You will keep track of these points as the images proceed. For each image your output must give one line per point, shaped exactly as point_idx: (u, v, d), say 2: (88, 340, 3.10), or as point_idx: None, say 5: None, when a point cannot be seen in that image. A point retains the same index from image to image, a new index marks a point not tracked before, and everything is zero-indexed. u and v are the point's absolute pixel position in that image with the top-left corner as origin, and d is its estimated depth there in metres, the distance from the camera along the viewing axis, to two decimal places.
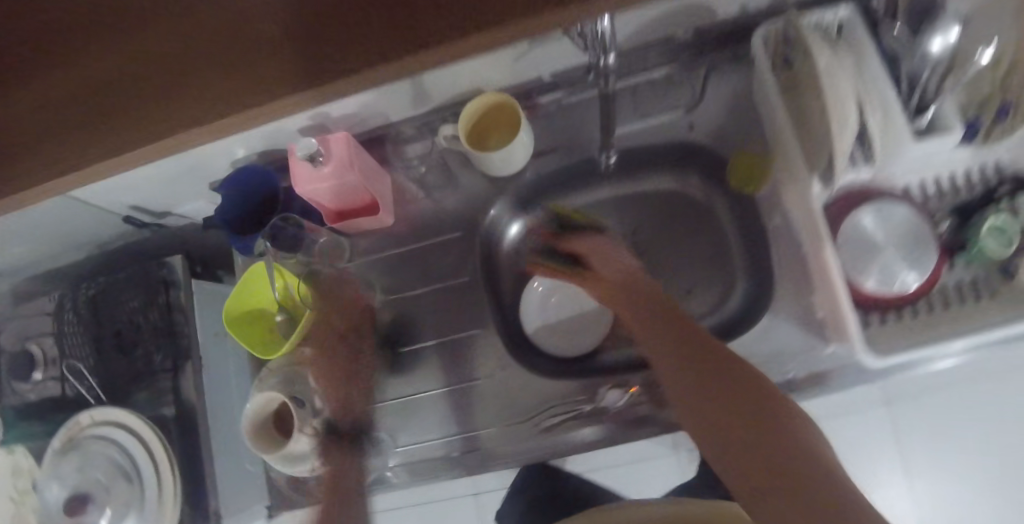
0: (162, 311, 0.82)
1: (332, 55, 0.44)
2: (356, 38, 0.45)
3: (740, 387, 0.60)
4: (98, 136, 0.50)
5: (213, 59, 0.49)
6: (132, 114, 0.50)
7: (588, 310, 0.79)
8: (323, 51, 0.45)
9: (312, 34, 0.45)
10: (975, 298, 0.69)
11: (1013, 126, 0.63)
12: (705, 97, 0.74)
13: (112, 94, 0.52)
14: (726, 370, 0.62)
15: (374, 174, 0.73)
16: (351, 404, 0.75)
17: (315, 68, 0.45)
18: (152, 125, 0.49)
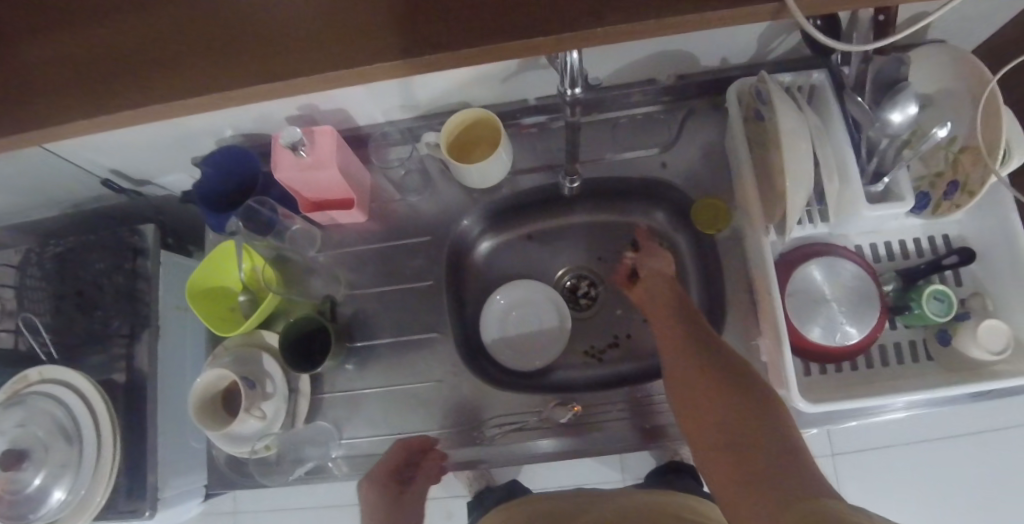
0: (127, 276, 0.83)
1: (312, 48, 0.44)
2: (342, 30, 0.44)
3: (732, 382, 0.59)
4: (50, 104, 0.47)
5: (183, 34, 0.47)
6: (86, 81, 0.47)
7: (548, 327, 0.83)
8: (302, 42, 0.44)
9: (290, 23, 0.45)
10: (914, 359, 0.72)
11: (959, 202, 0.66)
12: (680, 137, 0.77)
13: (63, 57, 0.48)
14: (720, 365, 0.61)
15: (354, 172, 0.75)
16: (300, 391, 0.76)
17: (292, 60, 0.44)
18: (113, 96, 0.46)
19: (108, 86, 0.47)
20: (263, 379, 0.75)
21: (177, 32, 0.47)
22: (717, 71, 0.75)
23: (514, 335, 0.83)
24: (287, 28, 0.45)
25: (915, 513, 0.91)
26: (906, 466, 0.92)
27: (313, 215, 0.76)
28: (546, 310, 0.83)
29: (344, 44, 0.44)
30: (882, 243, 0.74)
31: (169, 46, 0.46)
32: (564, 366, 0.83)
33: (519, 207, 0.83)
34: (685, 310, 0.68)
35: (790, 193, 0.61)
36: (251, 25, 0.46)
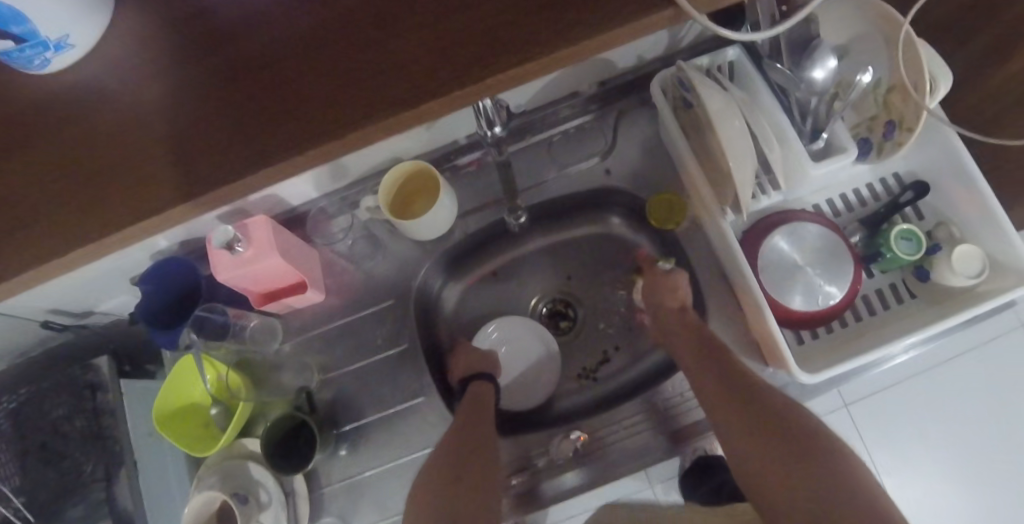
0: (90, 417, 0.78)
1: (196, 161, 0.40)
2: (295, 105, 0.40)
3: (790, 435, 0.57)
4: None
5: (45, 177, 0.42)
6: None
7: (537, 358, 0.81)
8: (183, 155, 0.41)
9: (162, 136, 0.41)
10: (898, 302, 0.72)
11: (901, 140, 0.65)
12: (618, 140, 0.76)
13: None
14: (768, 413, 0.60)
15: (299, 252, 0.71)
16: (296, 493, 0.71)
17: (180, 181, 0.40)
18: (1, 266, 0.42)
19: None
20: (256, 490, 0.71)
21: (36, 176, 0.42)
22: (635, 67, 0.74)
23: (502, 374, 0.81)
24: (163, 143, 0.41)
25: None
26: None
27: (267, 307, 0.73)
28: (534, 343, 0.82)
29: (229, 153, 0.40)
30: (837, 196, 0.74)
31: (37, 195, 0.42)
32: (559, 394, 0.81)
33: (476, 246, 0.81)
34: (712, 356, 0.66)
35: (736, 172, 0.61)
36: (116, 151, 0.41)
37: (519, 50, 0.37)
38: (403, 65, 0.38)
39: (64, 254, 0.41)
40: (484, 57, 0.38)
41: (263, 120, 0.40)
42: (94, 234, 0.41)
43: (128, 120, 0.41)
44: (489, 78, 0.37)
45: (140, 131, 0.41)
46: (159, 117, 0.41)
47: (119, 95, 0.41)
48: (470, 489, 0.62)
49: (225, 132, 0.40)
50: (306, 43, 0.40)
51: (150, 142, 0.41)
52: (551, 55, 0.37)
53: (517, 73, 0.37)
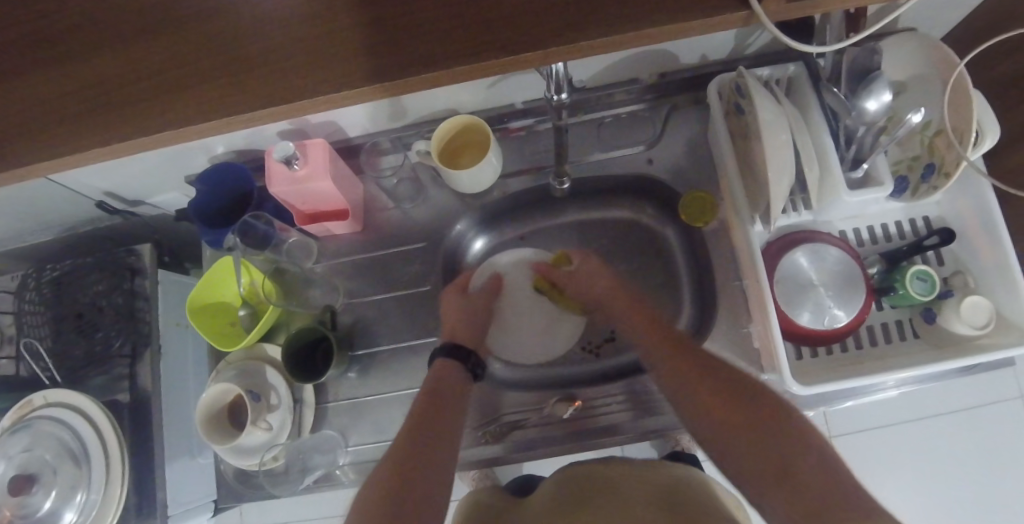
0: (127, 297, 0.83)
1: (327, 62, 0.43)
2: (412, 39, 0.42)
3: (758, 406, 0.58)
4: (63, 136, 0.45)
5: (179, 58, 0.45)
6: (84, 112, 0.45)
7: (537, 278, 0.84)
8: (322, 59, 0.43)
9: (299, 36, 0.44)
10: (901, 339, 0.74)
11: (936, 185, 0.68)
12: (665, 133, 0.79)
13: (60, 91, 0.46)
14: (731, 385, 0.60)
15: (347, 182, 0.76)
16: (305, 401, 0.77)
17: (312, 80, 0.42)
18: (122, 129, 0.45)
19: (113, 116, 0.45)
20: (268, 392, 0.76)
21: (170, 58, 0.45)
22: (695, 67, 0.77)
23: (506, 317, 0.85)
24: (275, 55, 0.43)
25: (938, 495, 0.89)
26: (918, 453, 0.90)
27: (308, 226, 0.78)
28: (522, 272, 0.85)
29: (359, 65, 0.42)
30: (865, 227, 0.76)
31: (168, 73, 0.44)
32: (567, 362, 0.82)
33: (509, 210, 0.85)
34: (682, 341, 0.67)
35: (773, 183, 0.64)
36: (252, 43, 0.44)
37: (653, 12, 0.40)
38: (542, 8, 0.41)
39: (183, 127, 0.44)
40: (617, 13, 0.40)
41: (397, 36, 0.42)
42: (217, 112, 0.43)
43: (269, 17, 0.44)
44: (600, 40, 0.40)
45: (279, 35, 0.44)
46: (301, 25, 0.44)
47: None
48: (420, 471, 0.59)
49: (358, 41, 0.43)
50: None
51: (285, 40, 0.44)
52: (683, 21, 0.40)
53: (647, 33, 0.40)
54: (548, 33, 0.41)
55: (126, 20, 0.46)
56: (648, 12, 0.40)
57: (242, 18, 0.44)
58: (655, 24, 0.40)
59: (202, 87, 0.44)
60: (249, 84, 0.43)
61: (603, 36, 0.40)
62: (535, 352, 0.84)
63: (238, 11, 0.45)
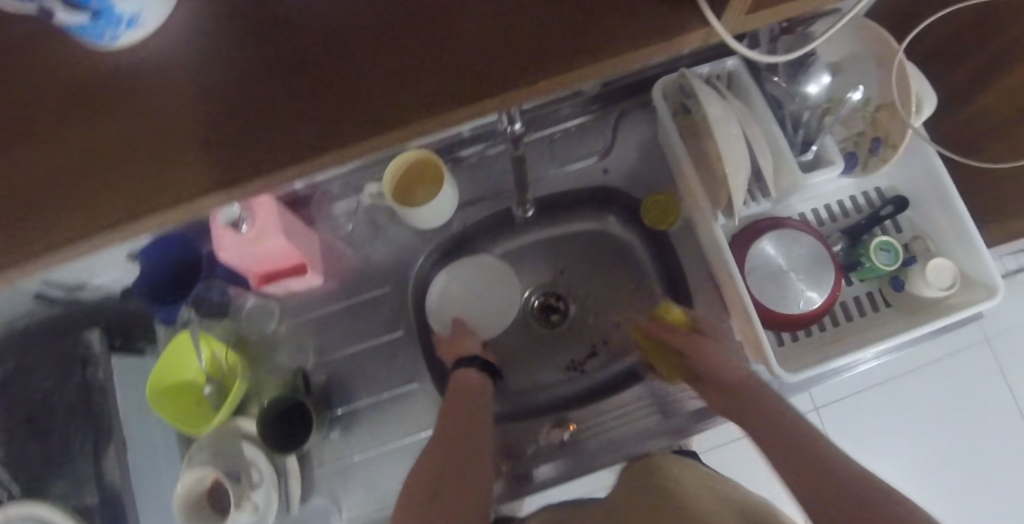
0: (81, 391, 0.78)
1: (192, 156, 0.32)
2: (362, 86, 0.32)
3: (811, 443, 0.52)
4: None
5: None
6: None
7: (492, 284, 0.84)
8: (236, 127, 0.32)
9: (191, 99, 0.32)
10: (873, 309, 0.75)
11: (885, 157, 0.69)
12: (616, 140, 0.79)
13: None
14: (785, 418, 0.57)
15: (303, 236, 0.73)
16: (289, 472, 0.71)
17: (226, 160, 0.31)
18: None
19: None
20: (248, 469, 0.69)
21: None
22: (638, 72, 0.77)
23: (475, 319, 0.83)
24: (172, 132, 0.32)
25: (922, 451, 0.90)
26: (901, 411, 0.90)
27: (265, 287, 0.73)
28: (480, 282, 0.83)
29: (289, 126, 0.32)
30: (823, 205, 0.77)
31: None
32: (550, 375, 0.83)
33: (470, 240, 0.83)
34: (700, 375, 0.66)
35: (732, 176, 0.64)
36: (130, 121, 0.32)
37: (565, 53, 0.32)
38: (528, 26, 0.32)
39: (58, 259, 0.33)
40: (529, 58, 0.32)
41: (278, 114, 0.32)
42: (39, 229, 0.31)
43: (149, 84, 0.32)
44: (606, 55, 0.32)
45: (169, 102, 0.32)
46: (198, 88, 0.32)
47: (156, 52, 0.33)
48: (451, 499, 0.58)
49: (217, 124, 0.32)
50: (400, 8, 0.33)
51: (171, 105, 0.32)
52: (607, 58, 0.32)
53: (563, 79, 0.32)
54: (448, 96, 0.32)
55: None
56: (562, 54, 0.32)
57: (105, 87, 0.32)
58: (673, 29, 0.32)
59: (14, 186, 0.32)
60: (129, 175, 0.31)
61: (611, 50, 0.32)
62: (535, 352, 0.84)
63: (100, 79, 0.32)
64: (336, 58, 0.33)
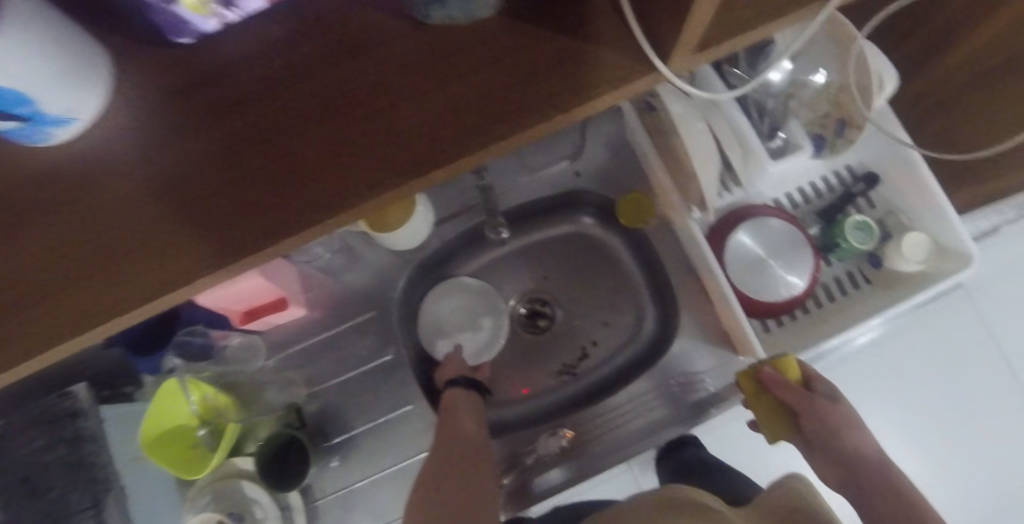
0: (69, 447, 0.76)
1: (193, 242, 0.36)
2: (324, 169, 0.37)
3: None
4: None
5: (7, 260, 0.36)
6: None
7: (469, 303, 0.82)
8: (221, 219, 0.36)
9: (176, 196, 0.36)
10: (855, 288, 0.75)
11: (851, 137, 0.70)
12: (586, 142, 0.79)
13: None
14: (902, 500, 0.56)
15: (280, 272, 0.72)
16: (292, 506, 0.72)
17: (215, 245, 0.36)
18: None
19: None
20: (250, 509, 0.71)
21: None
22: None
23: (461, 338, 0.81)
24: (161, 226, 0.36)
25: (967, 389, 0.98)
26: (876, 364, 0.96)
27: (248, 325, 0.72)
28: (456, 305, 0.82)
29: (271, 214, 0.36)
30: (795, 190, 0.78)
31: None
32: (545, 383, 0.83)
33: (449, 255, 0.83)
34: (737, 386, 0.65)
35: (700, 174, 0.64)
36: (123, 218, 0.36)
37: (505, 116, 0.37)
38: (465, 102, 0.37)
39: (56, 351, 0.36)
40: (473, 126, 0.37)
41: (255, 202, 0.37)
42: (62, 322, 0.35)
43: (135, 184, 0.37)
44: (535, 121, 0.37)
45: (158, 200, 0.36)
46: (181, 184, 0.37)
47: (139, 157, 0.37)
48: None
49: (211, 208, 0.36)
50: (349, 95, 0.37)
51: (159, 202, 0.36)
52: (546, 117, 0.36)
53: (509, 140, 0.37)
54: (405, 167, 0.37)
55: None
56: (502, 118, 0.37)
57: (92, 193, 0.36)
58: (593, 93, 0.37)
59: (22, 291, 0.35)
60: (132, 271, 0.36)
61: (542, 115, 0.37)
62: (525, 361, 0.84)
63: (87, 185, 0.37)
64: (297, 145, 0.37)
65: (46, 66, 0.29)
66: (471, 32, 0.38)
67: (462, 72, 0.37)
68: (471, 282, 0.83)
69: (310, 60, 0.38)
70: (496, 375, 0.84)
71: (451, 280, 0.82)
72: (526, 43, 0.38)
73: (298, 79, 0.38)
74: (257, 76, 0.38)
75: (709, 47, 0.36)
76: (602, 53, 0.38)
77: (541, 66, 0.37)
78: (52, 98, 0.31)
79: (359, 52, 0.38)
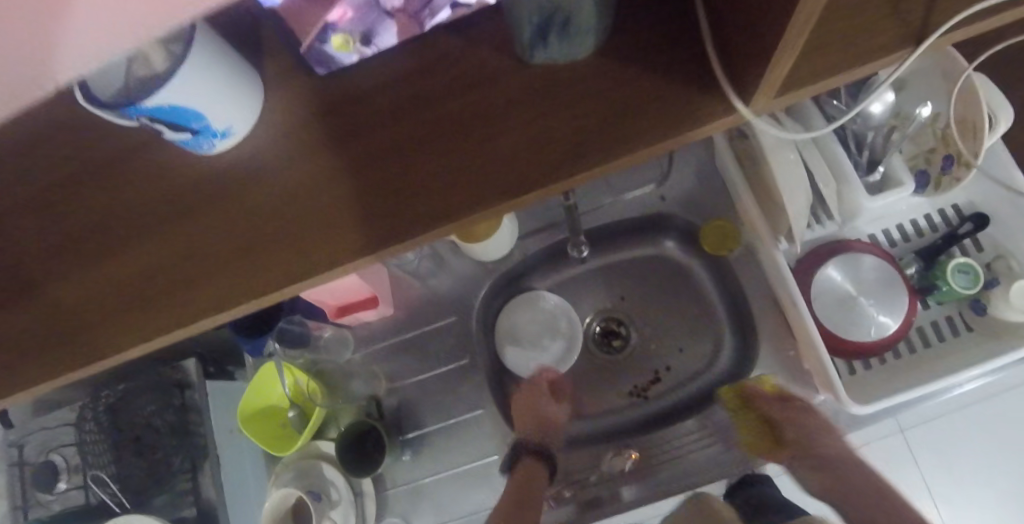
0: (178, 414, 0.85)
1: (311, 242, 0.40)
2: (430, 184, 0.40)
3: None
4: (71, 353, 0.43)
5: (154, 251, 0.43)
6: (77, 321, 0.43)
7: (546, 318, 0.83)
8: (338, 223, 0.40)
9: (300, 201, 0.41)
10: (954, 334, 0.71)
11: (958, 175, 0.66)
12: (673, 168, 0.80)
13: (52, 313, 0.44)
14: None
15: (372, 272, 0.78)
16: (365, 493, 0.77)
17: (331, 247, 0.40)
18: (105, 333, 0.42)
19: (85, 324, 0.43)
20: (328, 488, 0.76)
21: (145, 254, 0.43)
22: None
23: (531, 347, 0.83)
24: (287, 226, 0.41)
25: None
26: None
27: (341, 319, 0.79)
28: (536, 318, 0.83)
29: (380, 222, 0.40)
30: (893, 226, 0.75)
31: (147, 269, 0.43)
32: (614, 402, 0.84)
33: (530, 270, 0.86)
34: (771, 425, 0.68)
35: (788, 205, 0.64)
36: (257, 217, 0.41)
37: (590, 149, 0.39)
38: (563, 128, 0.39)
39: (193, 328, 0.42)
40: (559, 155, 0.39)
41: (366, 211, 0.40)
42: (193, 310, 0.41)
43: (268, 189, 0.42)
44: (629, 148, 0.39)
45: (285, 204, 0.41)
46: (305, 190, 0.41)
47: (272, 165, 0.42)
48: None
49: (320, 214, 0.41)
50: (457, 119, 0.41)
51: (286, 206, 0.41)
52: (628, 152, 0.38)
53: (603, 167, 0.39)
54: (503, 185, 0.39)
55: (98, 213, 0.44)
56: (591, 147, 0.39)
57: (235, 196, 0.42)
58: (686, 124, 0.38)
59: (177, 273, 0.42)
60: (262, 264, 0.41)
61: (635, 143, 0.38)
62: (595, 379, 0.85)
63: (231, 188, 0.42)
64: (408, 162, 0.41)
65: (218, 88, 0.35)
66: (567, 68, 0.40)
67: (563, 101, 0.40)
68: (551, 297, 0.83)
69: (419, 89, 0.42)
70: (567, 390, 0.86)
71: (534, 292, 0.83)
72: (625, 75, 0.40)
73: (413, 104, 0.41)
74: (376, 100, 0.42)
75: (782, 92, 0.37)
76: (697, 84, 0.39)
77: (629, 103, 0.39)
78: (217, 113, 0.37)
79: (468, 81, 0.41)
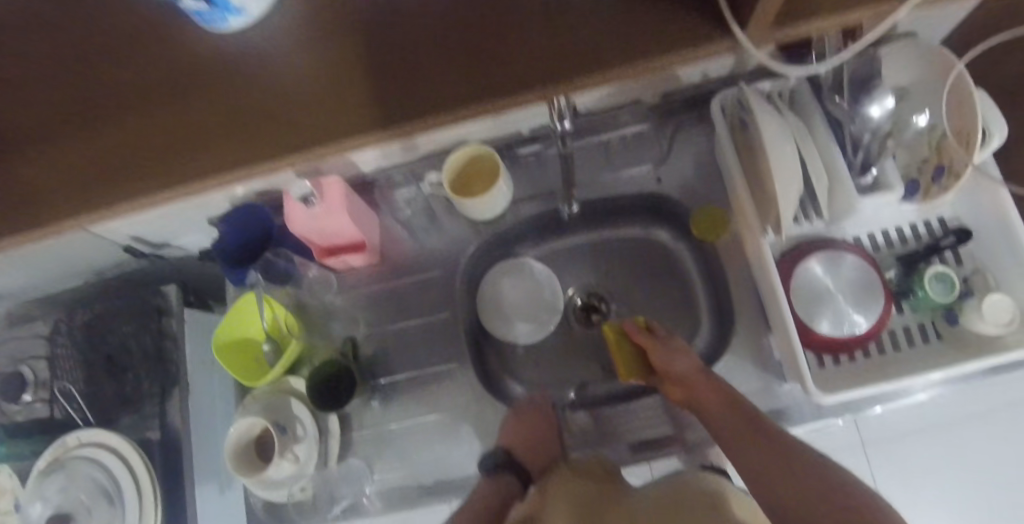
0: (155, 338, 0.85)
1: (297, 127, 0.41)
2: (420, 84, 0.41)
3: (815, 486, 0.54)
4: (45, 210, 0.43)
5: (142, 126, 0.43)
6: (58, 180, 0.43)
7: (527, 286, 0.85)
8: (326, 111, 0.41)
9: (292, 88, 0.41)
10: (922, 341, 0.73)
11: (947, 185, 0.67)
12: (672, 152, 0.81)
13: (34, 171, 0.44)
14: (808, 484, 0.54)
15: (365, 218, 0.79)
16: (330, 432, 0.78)
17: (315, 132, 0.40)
18: (83, 194, 0.43)
19: (61, 197, 0.43)
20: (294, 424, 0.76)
21: (134, 128, 0.43)
22: (697, 88, 0.77)
23: (509, 310, 0.85)
24: (276, 109, 0.41)
25: None
26: None
27: (327, 261, 0.79)
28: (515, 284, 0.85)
29: (364, 114, 0.40)
30: (879, 231, 0.76)
31: (134, 138, 0.43)
32: (588, 374, 0.85)
33: (520, 236, 0.86)
34: (703, 392, 0.68)
35: (781, 194, 0.64)
36: (249, 98, 0.42)
37: (582, 68, 0.39)
38: (559, 46, 0.40)
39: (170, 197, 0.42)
40: (552, 71, 0.39)
41: (353, 102, 0.40)
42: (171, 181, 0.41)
43: (263, 74, 0.42)
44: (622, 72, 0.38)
45: (278, 89, 0.42)
46: (298, 78, 0.42)
47: (271, 53, 0.42)
48: None
49: (307, 104, 0.41)
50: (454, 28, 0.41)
51: (277, 91, 0.42)
52: (619, 72, 0.38)
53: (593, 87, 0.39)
54: (493, 92, 0.39)
55: (96, 82, 0.44)
56: (585, 67, 0.39)
57: (232, 78, 0.43)
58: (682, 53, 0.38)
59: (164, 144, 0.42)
60: (246, 142, 0.41)
61: (629, 66, 0.38)
62: (573, 350, 0.86)
63: (229, 70, 0.43)
64: (402, 63, 0.41)
65: None
66: None
67: (562, 21, 0.40)
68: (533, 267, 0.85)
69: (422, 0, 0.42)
70: (540, 357, 0.86)
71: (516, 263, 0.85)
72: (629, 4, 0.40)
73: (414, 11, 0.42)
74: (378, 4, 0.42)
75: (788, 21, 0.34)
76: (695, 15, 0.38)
77: (629, 28, 0.39)
78: None
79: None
